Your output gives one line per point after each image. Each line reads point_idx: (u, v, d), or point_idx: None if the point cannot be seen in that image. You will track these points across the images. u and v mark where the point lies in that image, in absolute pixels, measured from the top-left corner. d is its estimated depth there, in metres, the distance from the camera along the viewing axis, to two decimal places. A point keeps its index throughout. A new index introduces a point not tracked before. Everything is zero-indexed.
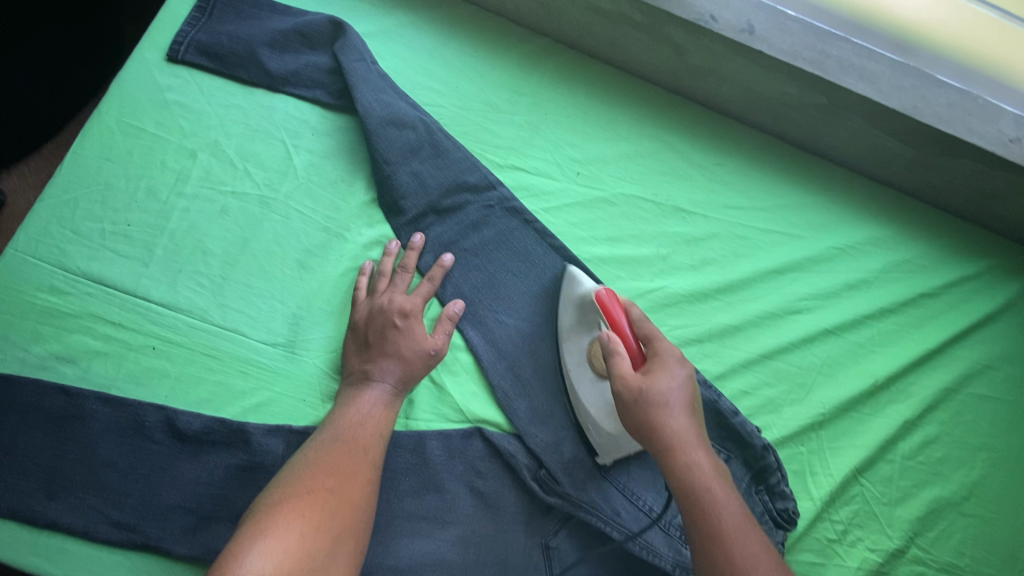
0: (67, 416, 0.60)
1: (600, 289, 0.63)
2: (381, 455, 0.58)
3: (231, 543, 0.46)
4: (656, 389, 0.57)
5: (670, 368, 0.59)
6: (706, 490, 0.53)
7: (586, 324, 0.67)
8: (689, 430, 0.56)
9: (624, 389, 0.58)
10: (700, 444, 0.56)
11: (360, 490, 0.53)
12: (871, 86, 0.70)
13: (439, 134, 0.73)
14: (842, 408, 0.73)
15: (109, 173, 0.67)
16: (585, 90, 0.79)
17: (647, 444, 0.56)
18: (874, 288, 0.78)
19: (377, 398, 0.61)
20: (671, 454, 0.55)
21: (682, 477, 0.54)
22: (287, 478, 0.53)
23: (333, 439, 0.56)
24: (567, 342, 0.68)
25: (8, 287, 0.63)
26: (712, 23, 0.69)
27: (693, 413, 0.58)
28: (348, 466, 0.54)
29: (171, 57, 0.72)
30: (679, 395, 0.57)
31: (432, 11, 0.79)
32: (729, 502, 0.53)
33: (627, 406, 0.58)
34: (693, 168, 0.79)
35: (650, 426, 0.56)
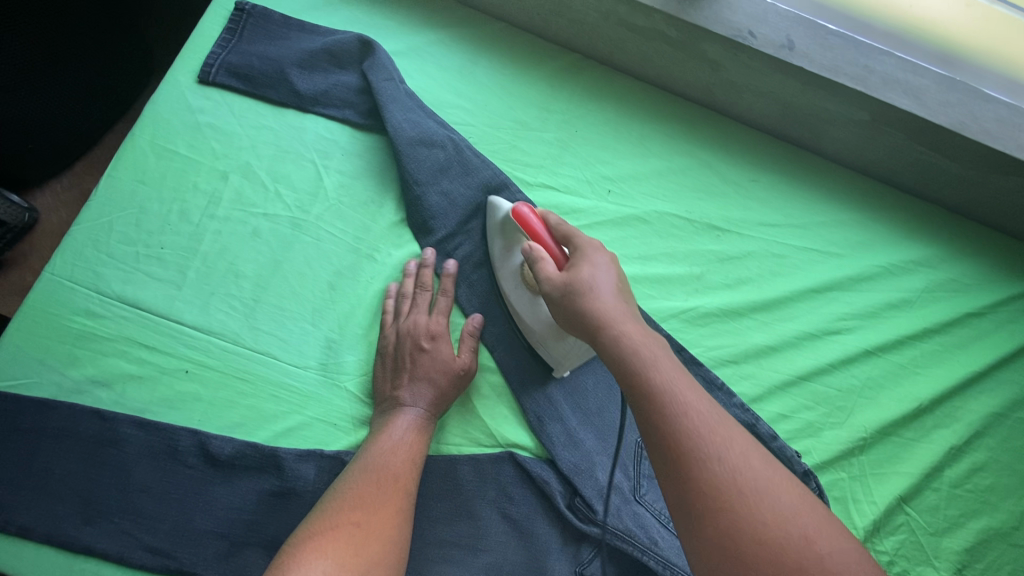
0: (102, 440, 0.61)
1: (520, 208, 0.61)
2: (413, 489, 0.56)
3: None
4: (580, 277, 0.54)
5: (592, 259, 0.56)
6: (635, 354, 0.48)
7: (515, 246, 0.66)
8: (616, 307, 0.52)
9: (551, 289, 0.55)
10: (631, 318, 0.52)
11: (393, 527, 0.52)
12: (915, 102, 0.68)
13: (467, 152, 0.72)
14: (884, 433, 0.71)
15: (143, 197, 0.68)
16: (616, 106, 0.78)
17: (581, 334, 0.53)
18: (915, 307, 0.76)
19: (410, 425, 0.60)
20: (599, 333, 0.51)
21: (612, 350, 0.49)
22: (319, 516, 0.51)
23: (363, 471, 0.55)
24: (501, 268, 0.67)
25: (45, 312, 0.63)
26: (750, 39, 0.67)
27: (625, 295, 0.54)
28: (380, 502, 0.53)
29: (202, 78, 0.71)
30: (604, 279, 0.54)
31: (461, 26, 0.78)
32: (669, 370, 0.47)
33: (556, 303, 0.55)
34: (727, 185, 0.77)
35: (580, 314, 0.52)
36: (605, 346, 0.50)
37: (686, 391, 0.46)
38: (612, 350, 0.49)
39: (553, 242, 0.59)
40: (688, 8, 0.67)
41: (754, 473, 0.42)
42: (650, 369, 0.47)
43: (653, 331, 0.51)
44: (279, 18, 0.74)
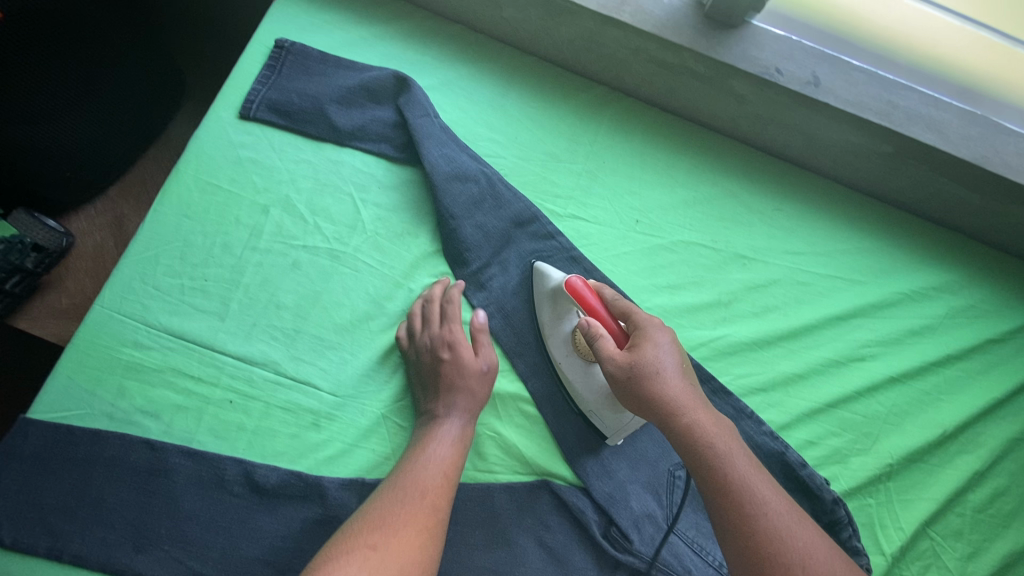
0: (152, 469, 0.63)
1: (572, 278, 0.65)
2: (447, 504, 0.58)
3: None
4: (646, 359, 0.58)
5: (654, 337, 0.60)
6: (710, 447, 0.53)
7: (565, 313, 0.68)
8: (685, 393, 0.56)
9: (617, 369, 0.58)
10: (698, 404, 0.56)
11: (427, 543, 0.53)
12: (939, 136, 0.69)
13: (500, 185, 0.74)
14: (910, 459, 0.72)
15: (187, 230, 0.70)
16: (643, 138, 0.79)
17: (651, 416, 0.57)
18: (938, 333, 0.77)
19: (448, 440, 0.61)
20: (672, 421, 0.55)
21: (686, 440, 0.54)
22: (358, 526, 0.53)
23: (401, 485, 0.57)
24: (551, 334, 0.69)
25: (95, 344, 0.65)
26: (777, 75, 0.69)
27: (688, 376, 0.59)
28: (416, 517, 0.54)
29: (244, 114, 0.73)
30: (668, 359, 0.58)
31: (491, 61, 0.80)
32: (742, 465, 0.53)
33: (622, 385, 0.58)
34: (752, 214, 0.79)
35: (649, 398, 0.56)
36: (676, 429, 0.55)
37: (757, 486, 0.52)
38: (683, 436, 0.54)
39: (610, 315, 0.63)
40: (718, 46, 0.69)
41: (826, 573, 0.48)
42: (726, 465, 0.52)
43: (719, 418, 0.57)
44: (317, 55, 0.76)
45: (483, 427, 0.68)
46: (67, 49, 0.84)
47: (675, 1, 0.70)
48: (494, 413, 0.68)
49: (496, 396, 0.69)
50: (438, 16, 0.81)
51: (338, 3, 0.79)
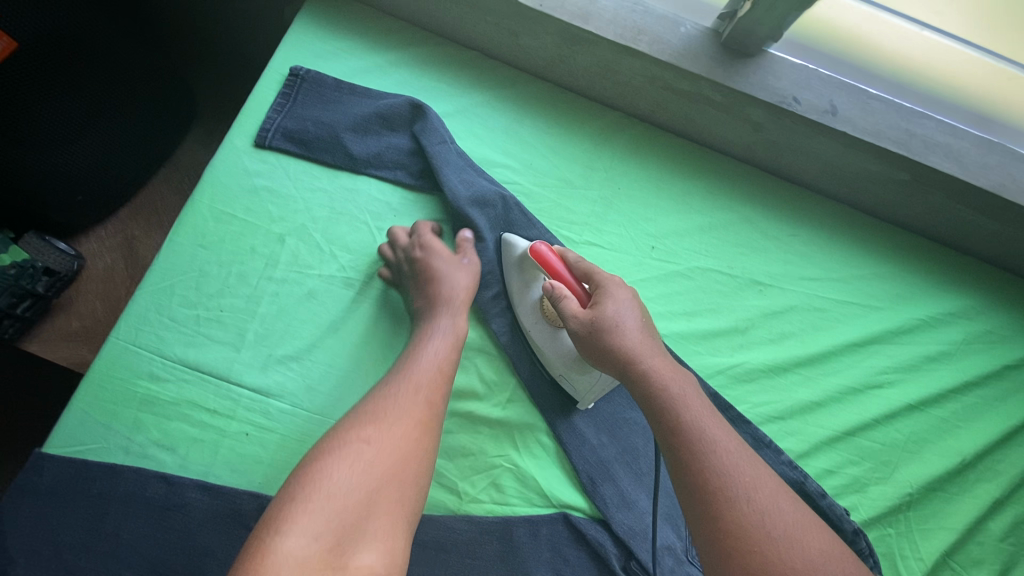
0: (167, 505, 0.62)
1: (537, 245, 0.65)
2: (444, 398, 0.59)
3: (296, 487, 0.48)
4: (605, 316, 0.60)
5: (614, 295, 0.62)
6: (664, 391, 0.55)
7: (531, 281, 0.70)
8: (642, 344, 0.58)
9: (579, 327, 0.61)
10: (655, 354, 0.58)
11: (425, 437, 0.55)
12: (957, 165, 0.69)
13: (518, 211, 0.74)
14: (930, 488, 0.72)
15: (203, 260, 0.69)
16: (658, 164, 0.79)
17: (609, 368, 0.59)
18: (955, 359, 0.77)
19: (441, 338, 0.63)
20: (629, 369, 0.57)
21: (642, 386, 0.56)
22: (354, 419, 0.54)
23: (396, 382, 0.58)
24: (520, 303, 0.70)
25: (111, 376, 0.65)
26: (794, 104, 0.68)
27: (647, 330, 0.61)
28: (412, 410, 0.55)
29: (259, 142, 0.73)
30: (628, 315, 0.61)
31: (506, 87, 0.80)
32: (696, 407, 0.54)
33: (584, 340, 0.61)
34: (768, 240, 0.78)
35: (608, 351, 0.59)
36: (631, 377, 0.57)
37: (710, 426, 0.53)
38: (638, 382, 0.56)
39: (573, 277, 0.65)
40: (734, 76, 0.69)
41: (777, 510, 0.48)
42: (678, 407, 0.54)
43: (678, 367, 0.58)
44: (332, 82, 0.77)
45: (501, 458, 0.67)
46: (79, 73, 0.83)
47: (691, 30, 0.70)
48: (512, 444, 0.68)
49: (513, 426, 0.69)
50: (453, 42, 0.81)
51: (352, 30, 0.79)
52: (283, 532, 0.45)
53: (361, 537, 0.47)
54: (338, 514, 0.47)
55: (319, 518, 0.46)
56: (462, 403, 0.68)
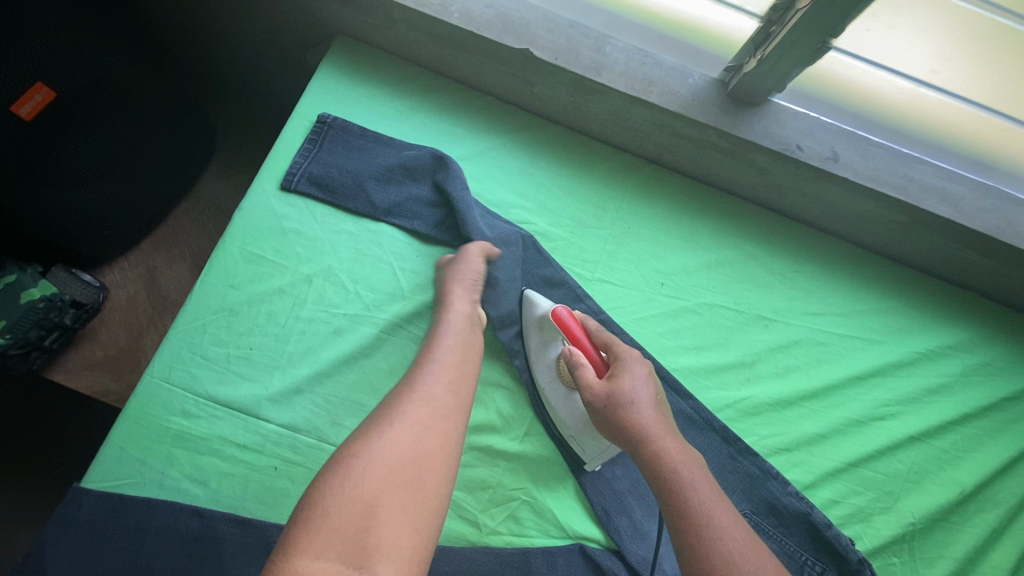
0: (200, 537, 0.64)
1: (560, 309, 0.69)
2: (454, 406, 0.58)
3: (303, 505, 0.47)
4: (622, 390, 0.63)
5: (632, 369, 0.65)
6: (673, 472, 0.58)
7: (550, 341, 0.72)
8: (655, 423, 0.61)
9: (595, 398, 0.64)
10: (668, 434, 0.61)
11: (436, 446, 0.53)
12: (953, 209, 0.73)
13: (534, 253, 0.77)
14: (933, 518, 0.74)
15: (234, 300, 0.72)
16: (665, 203, 0.83)
17: (620, 441, 0.62)
18: (954, 392, 0.80)
19: (449, 347, 0.64)
20: (641, 446, 0.60)
21: (652, 465, 0.59)
22: (361, 431, 0.53)
23: (405, 392, 0.57)
24: (537, 360, 0.73)
25: (146, 413, 0.68)
26: (797, 152, 0.72)
27: (660, 407, 0.64)
28: (421, 418, 0.54)
29: (285, 186, 0.77)
30: (643, 392, 0.63)
31: (520, 130, 0.83)
32: (704, 491, 0.57)
33: (598, 411, 0.64)
34: (772, 276, 0.82)
35: (620, 424, 0.62)
36: (640, 453, 0.60)
37: (716, 510, 0.56)
38: (649, 460, 0.59)
39: (592, 346, 0.68)
40: (740, 125, 0.72)
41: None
42: (686, 490, 0.57)
43: (688, 448, 0.61)
44: (358, 130, 0.80)
45: (519, 491, 0.70)
46: (106, 117, 0.85)
47: (699, 81, 0.74)
48: (530, 477, 0.71)
49: (530, 459, 0.71)
50: (470, 87, 0.84)
51: (374, 77, 0.83)
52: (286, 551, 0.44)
53: (371, 551, 0.45)
54: (346, 527, 0.45)
55: (326, 536, 0.45)
56: (482, 437, 0.71)
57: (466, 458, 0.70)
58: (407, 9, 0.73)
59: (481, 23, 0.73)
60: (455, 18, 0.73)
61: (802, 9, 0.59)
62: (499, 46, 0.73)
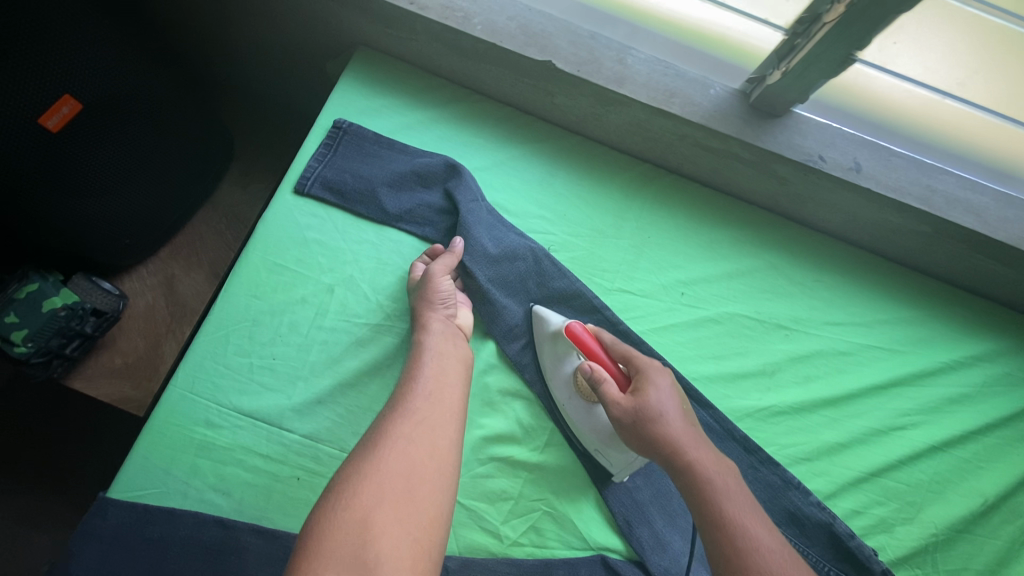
0: (223, 549, 0.64)
1: (573, 324, 0.69)
2: (444, 417, 0.58)
3: (304, 533, 0.48)
4: (648, 402, 0.62)
5: (654, 380, 0.64)
6: (709, 483, 0.57)
7: (565, 356, 0.72)
8: (685, 433, 0.60)
9: (622, 413, 0.63)
10: (698, 443, 0.60)
11: (427, 458, 0.54)
12: (978, 219, 0.73)
13: (547, 262, 0.77)
14: (956, 529, 0.73)
15: (256, 310, 0.73)
16: (685, 213, 0.83)
17: (654, 456, 0.61)
18: (977, 401, 0.79)
19: (432, 357, 0.64)
20: (675, 459, 0.59)
21: (688, 477, 0.58)
22: (353, 456, 0.54)
23: (394, 410, 0.58)
24: (554, 377, 0.72)
25: (170, 423, 0.68)
26: (820, 162, 0.72)
27: (688, 416, 0.63)
28: (410, 434, 0.55)
29: (298, 189, 0.77)
30: (669, 401, 0.63)
31: (540, 141, 0.83)
32: (739, 499, 0.56)
33: (627, 426, 0.63)
34: (793, 286, 0.81)
35: (653, 439, 0.60)
36: (678, 466, 0.58)
37: (752, 519, 0.55)
38: (685, 472, 0.58)
39: (610, 359, 0.68)
40: (763, 136, 0.72)
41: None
42: (723, 500, 0.56)
43: (719, 456, 0.60)
44: (372, 136, 0.81)
45: (540, 502, 0.70)
46: (123, 129, 0.85)
47: (721, 92, 0.74)
48: (551, 488, 0.71)
49: (551, 470, 0.71)
50: (490, 98, 0.85)
51: (394, 88, 0.84)
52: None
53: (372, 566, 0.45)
54: (345, 547, 0.46)
55: (327, 558, 0.46)
56: (503, 448, 0.71)
57: (487, 469, 0.70)
58: (430, 21, 0.73)
59: (504, 35, 0.73)
60: (478, 30, 0.73)
61: (830, 22, 0.59)
62: (521, 58, 0.73)
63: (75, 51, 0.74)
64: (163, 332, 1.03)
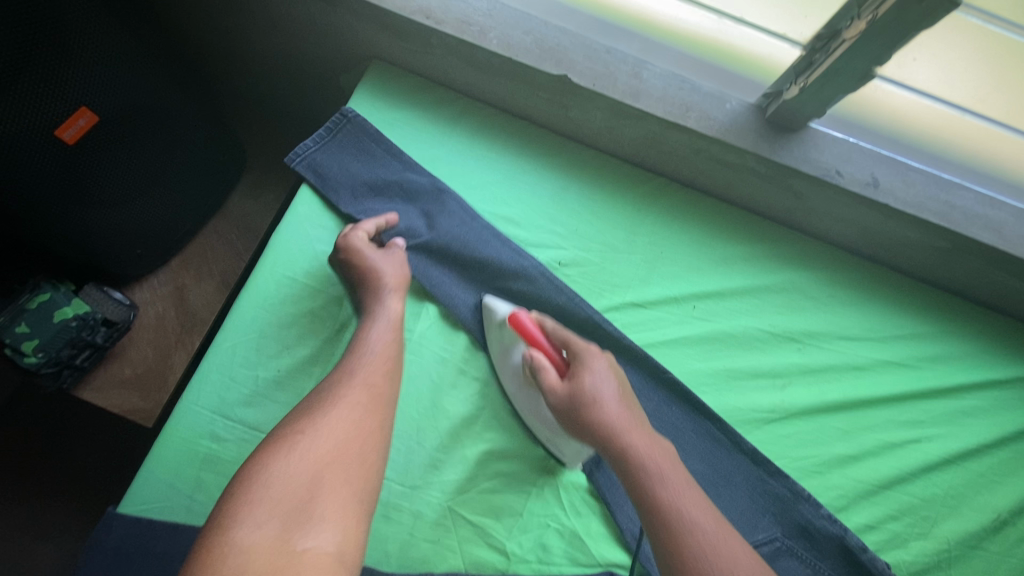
0: None
1: (518, 312, 0.68)
2: (388, 390, 0.59)
3: (236, 483, 0.48)
4: (583, 389, 0.63)
5: (591, 366, 0.65)
6: (643, 466, 0.58)
7: (513, 345, 0.72)
8: (621, 417, 0.61)
9: (558, 400, 0.64)
10: (634, 427, 0.61)
11: (369, 424, 0.55)
12: (996, 235, 0.72)
13: (542, 280, 0.76)
14: (969, 546, 0.72)
15: (263, 321, 0.72)
16: (698, 227, 0.82)
17: (590, 443, 0.61)
18: (993, 415, 0.77)
19: (382, 330, 0.64)
20: (610, 443, 0.60)
21: (622, 461, 0.59)
22: (300, 411, 0.54)
23: (340, 375, 0.58)
24: (504, 366, 0.72)
25: (176, 435, 0.67)
26: (838, 177, 0.71)
27: (625, 400, 0.64)
28: (356, 398, 0.56)
29: (287, 161, 0.79)
30: (605, 386, 0.63)
31: (552, 155, 0.83)
32: (675, 479, 0.58)
33: (564, 413, 0.63)
34: (808, 300, 0.80)
35: (588, 425, 0.61)
36: (611, 451, 0.60)
37: (688, 497, 0.57)
38: (617, 458, 0.59)
39: (552, 346, 0.68)
40: (780, 150, 0.72)
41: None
42: (656, 485, 0.57)
43: (654, 437, 0.61)
44: (373, 132, 0.81)
45: (547, 519, 0.69)
46: (138, 133, 0.85)
47: (737, 106, 0.74)
48: (558, 504, 0.70)
49: (559, 486, 0.70)
50: (504, 111, 0.85)
51: (407, 101, 0.84)
52: (229, 522, 0.45)
53: (308, 520, 0.46)
54: (285, 500, 0.47)
55: (266, 504, 0.46)
56: (509, 463, 0.70)
57: (492, 484, 0.69)
58: (446, 35, 0.73)
59: (520, 50, 0.73)
60: (494, 44, 0.73)
61: (848, 39, 0.59)
62: (537, 72, 0.73)
63: (84, 67, 0.73)
64: (173, 341, 1.02)
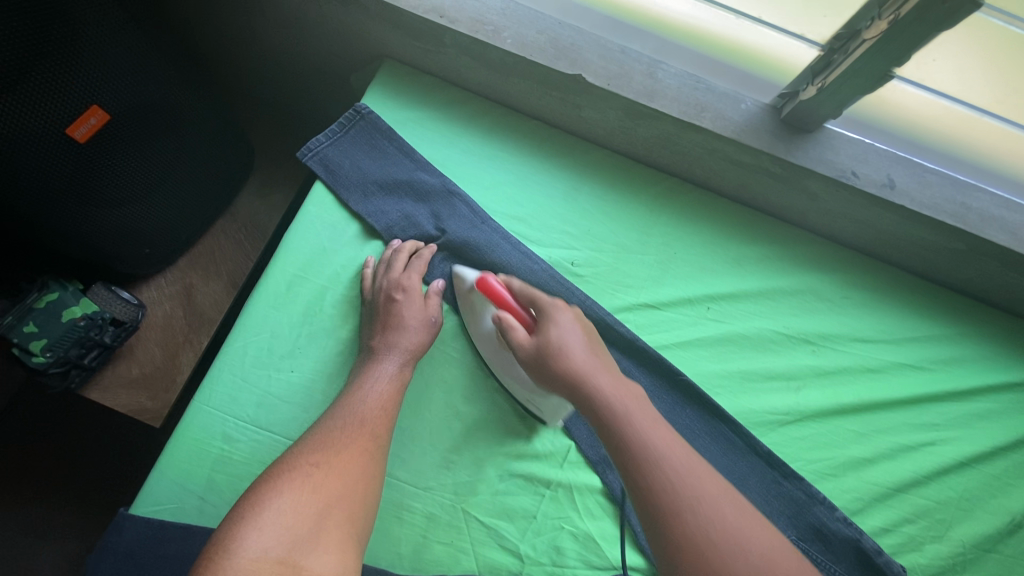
0: None
1: (483, 274, 0.67)
2: (389, 432, 0.62)
3: (242, 508, 0.50)
4: (551, 341, 0.62)
5: (556, 319, 0.64)
6: (618, 412, 0.57)
7: (481, 311, 0.71)
8: (590, 364, 0.61)
9: (529, 355, 0.63)
10: (603, 372, 0.61)
11: (369, 462, 0.57)
12: (1013, 237, 0.72)
13: (555, 282, 0.75)
14: (983, 548, 0.71)
15: (275, 321, 0.72)
16: (712, 228, 0.82)
17: (565, 394, 0.61)
18: (1007, 418, 0.77)
19: (386, 370, 0.66)
20: (584, 394, 0.59)
21: (598, 410, 0.58)
22: (305, 447, 0.56)
23: (344, 413, 0.61)
24: (477, 333, 0.71)
25: (188, 436, 0.67)
26: (854, 179, 0.71)
27: (594, 349, 0.63)
28: (359, 438, 0.58)
29: (299, 156, 0.78)
30: (572, 336, 0.63)
31: (565, 155, 0.83)
32: (648, 420, 0.58)
33: (536, 368, 0.63)
34: (822, 302, 0.80)
35: (560, 375, 0.61)
36: (586, 402, 0.59)
37: (666, 439, 0.56)
38: (592, 406, 0.59)
39: (518, 305, 0.67)
40: (795, 151, 0.72)
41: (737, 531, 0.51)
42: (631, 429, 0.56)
43: (623, 381, 0.61)
44: (386, 129, 0.80)
45: (561, 521, 0.68)
46: (146, 144, 0.85)
47: (752, 106, 0.74)
48: (572, 506, 0.69)
49: (573, 488, 0.70)
50: (516, 111, 0.85)
51: (419, 100, 0.83)
52: (236, 549, 0.46)
53: (311, 552, 0.48)
54: (290, 531, 0.49)
55: (272, 532, 0.48)
56: (522, 465, 0.70)
57: (505, 486, 0.68)
58: (459, 34, 0.73)
59: (534, 49, 0.73)
60: (508, 43, 0.73)
61: (869, 40, 0.59)
62: (551, 72, 0.73)
63: (93, 71, 0.73)
64: (180, 342, 1.01)
